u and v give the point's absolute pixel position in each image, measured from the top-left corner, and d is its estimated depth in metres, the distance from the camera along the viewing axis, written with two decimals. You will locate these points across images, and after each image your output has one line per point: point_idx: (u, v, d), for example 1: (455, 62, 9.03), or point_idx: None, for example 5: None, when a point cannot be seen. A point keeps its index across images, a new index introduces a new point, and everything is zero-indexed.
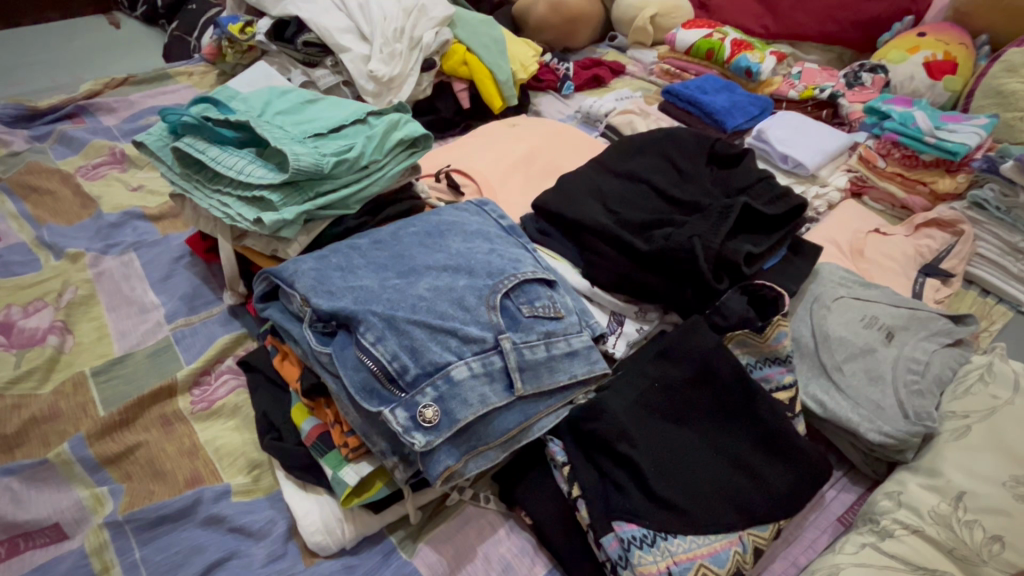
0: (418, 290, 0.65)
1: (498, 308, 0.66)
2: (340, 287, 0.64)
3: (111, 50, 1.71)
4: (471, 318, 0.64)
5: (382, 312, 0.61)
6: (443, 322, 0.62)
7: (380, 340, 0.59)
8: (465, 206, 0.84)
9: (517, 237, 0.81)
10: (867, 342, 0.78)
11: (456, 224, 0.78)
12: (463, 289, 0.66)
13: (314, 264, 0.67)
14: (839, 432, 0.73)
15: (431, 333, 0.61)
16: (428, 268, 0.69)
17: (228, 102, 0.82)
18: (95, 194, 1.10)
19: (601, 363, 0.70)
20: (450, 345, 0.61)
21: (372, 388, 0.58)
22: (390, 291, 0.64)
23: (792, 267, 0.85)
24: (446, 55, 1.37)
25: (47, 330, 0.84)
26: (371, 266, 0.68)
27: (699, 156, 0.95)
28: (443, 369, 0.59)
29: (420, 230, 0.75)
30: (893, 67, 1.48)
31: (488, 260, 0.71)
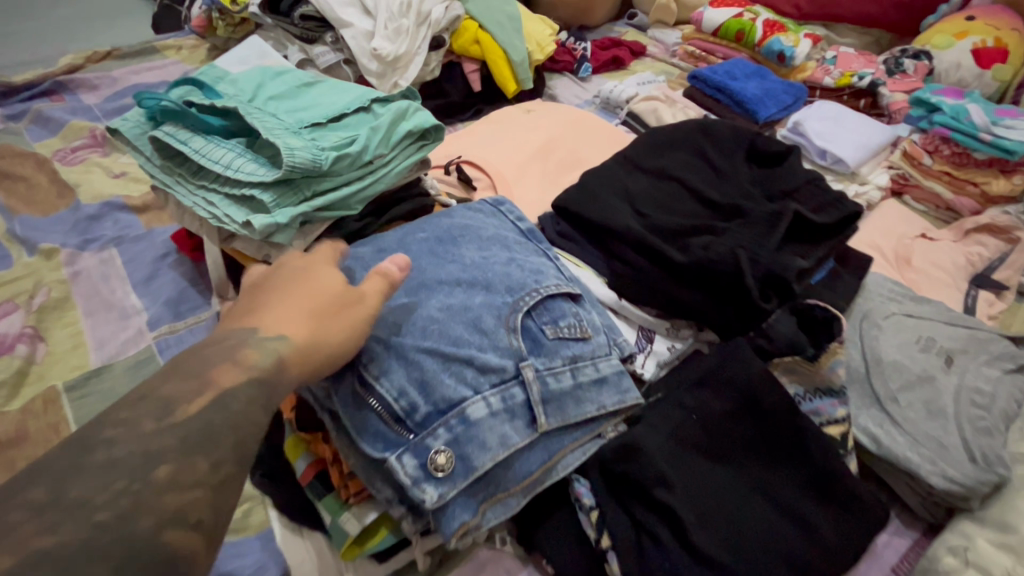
0: (427, 310, 0.57)
1: (519, 329, 0.58)
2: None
3: (95, 20, 1.60)
4: (489, 344, 0.56)
5: (387, 338, 0.54)
6: (456, 348, 0.54)
7: (386, 374, 0.52)
8: (479, 205, 0.75)
9: (537, 242, 0.72)
10: (925, 368, 0.70)
11: (470, 228, 0.69)
12: (478, 307, 0.58)
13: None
14: (893, 471, 0.66)
15: (443, 362, 0.53)
16: (438, 281, 0.60)
17: (215, 86, 0.73)
18: (74, 181, 1.01)
19: (633, 391, 0.62)
20: (465, 377, 0.53)
21: (375, 428, 0.51)
22: (395, 312, 0.56)
23: (841, 280, 0.77)
24: (456, 32, 1.26)
25: (16, 337, 0.76)
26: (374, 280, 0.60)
27: (738, 152, 0.86)
28: (458, 407, 0.52)
29: (429, 235, 0.67)
30: (938, 53, 1.36)
31: (507, 272, 0.63)
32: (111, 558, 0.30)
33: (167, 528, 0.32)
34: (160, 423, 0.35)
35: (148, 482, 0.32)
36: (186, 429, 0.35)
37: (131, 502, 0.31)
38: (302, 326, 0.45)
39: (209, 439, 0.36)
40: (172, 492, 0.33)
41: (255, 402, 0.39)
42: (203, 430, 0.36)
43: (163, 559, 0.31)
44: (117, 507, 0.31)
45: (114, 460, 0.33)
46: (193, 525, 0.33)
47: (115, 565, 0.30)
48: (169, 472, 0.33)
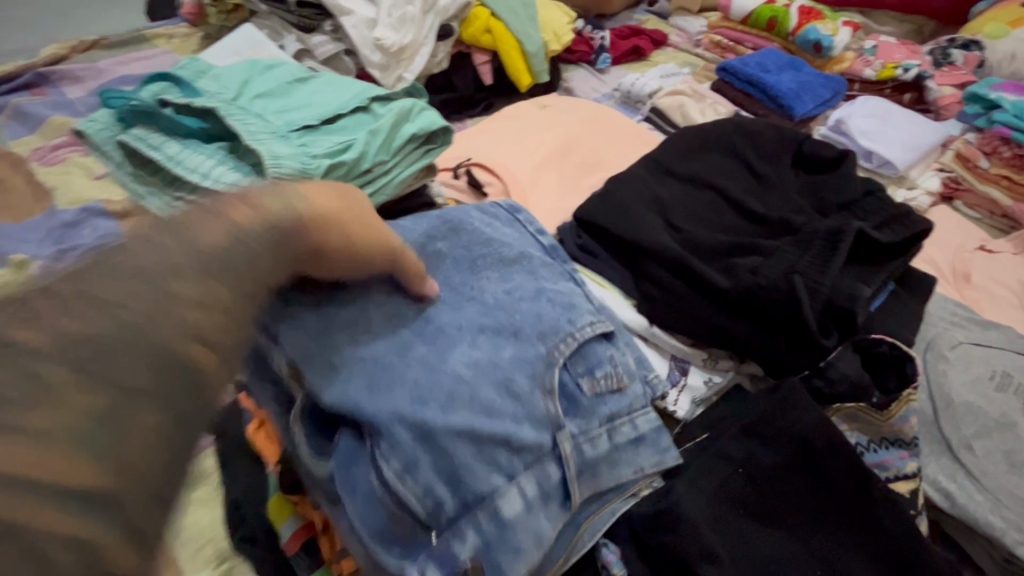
0: (453, 370, 0.47)
1: (556, 392, 0.49)
2: (345, 363, 0.47)
3: (86, 8, 1.52)
4: (523, 414, 0.47)
5: (412, 420, 0.44)
6: (490, 425, 0.45)
7: (409, 470, 0.43)
8: (495, 210, 0.65)
9: (560, 261, 0.63)
10: (1004, 412, 0.61)
11: (491, 242, 0.58)
12: (511, 366, 0.48)
13: (299, 311, 0.49)
14: (969, 533, 0.57)
15: (475, 448, 0.45)
16: (463, 326, 0.50)
17: (194, 82, 0.65)
18: (50, 183, 0.93)
19: (671, 452, 0.54)
20: (497, 461, 0.45)
21: (394, 526, 0.44)
22: (416, 369, 0.47)
23: (903, 306, 0.67)
24: (466, 21, 1.17)
25: None
26: (385, 322, 0.49)
27: (783, 157, 0.76)
28: (488, 502, 0.44)
29: (444, 253, 0.56)
30: (990, 44, 1.26)
31: (537, 311, 0.52)
32: (135, 357, 0.27)
33: (187, 341, 0.29)
34: (174, 236, 0.33)
35: (167, 291, 0.30)
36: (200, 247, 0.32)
37: (148, 307, 0.29)
38: (335, 202, 0.44)
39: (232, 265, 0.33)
40: (192, 303, 0.30)
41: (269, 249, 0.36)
42: (219, 254, 0.32)
43: (187, 367, 0.28)
44: (140, 307, 0.29)
45: (133, 267, 0.30)
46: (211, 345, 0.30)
47: (147, 359, 0.28)
48: (187, 284, 0.30)
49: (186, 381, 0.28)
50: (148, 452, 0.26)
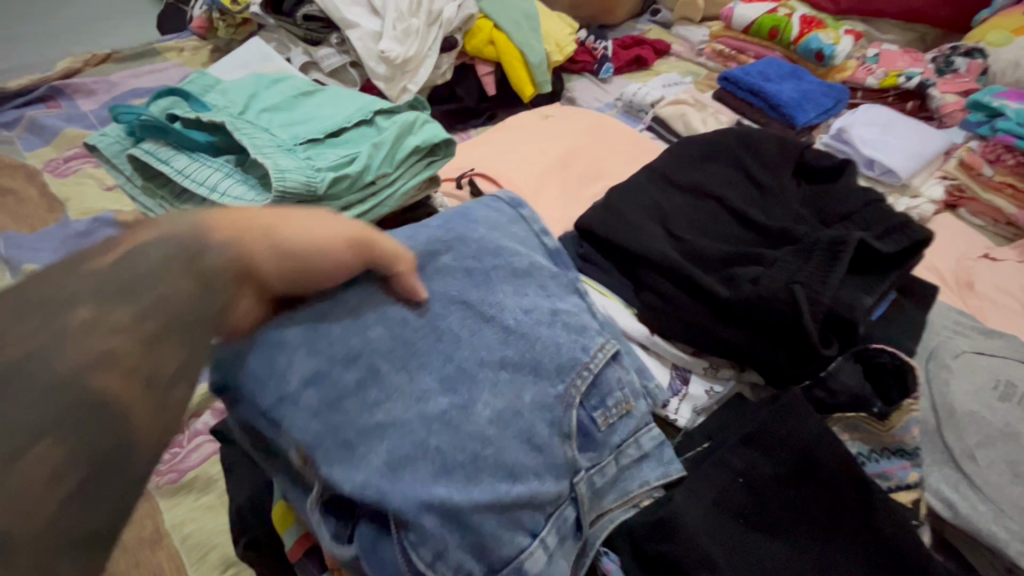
0: (474, 429, 0.45)
1: (574, 433, 0.49)
2: (358, 444, 0.43)
3: (102, 22, 1.56)
4: (544, 464, 0.47)
5: (439, 503, 0.42)
6: (510, 488, 0.45)
7: (440, 557, 0.42)
8: (495, 203, 0.61)
9: (563, 265, 0.60)
10: (1007, 422, 0.61)
11: (502, 251, 0.54)
12: (531, 412, 0.47)
13: (298, 387, 0.44)
14: (972, 543, 0.57)
15: (501, 516, 0.44)
16: (479, 374, 0.47)
17: (202, 96, 0.67)
18: (63, 195, 0.95)
19: (674, 471, 0.55)
20: (521, 520, 0.45)
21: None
22: (436, 432, 0.44)
23: (904, 314, 0.68)
24: (469, 33, 1.18)
25: None
26: (393, 381, 0.45)
27: (784, 167, 0.77)
28: (514, 562, 0.45)
29: (452, 266, 0.51)
30: (994, 51, 1.26)
31: (553, 341, 0.50)
32: (32, 391, 0.30)
33: (90, 368, 0.32)
34: (74, 272, 0.35)
35: (64, 323, 0.32)
36: (100, 277, 0.35)
37: (51, 339, 0.32)
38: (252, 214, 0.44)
39: (139, 296, 0.35)
40: (92, 334, 0.33)
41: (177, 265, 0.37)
42: (113, 281, 0.35)
43: (90, 395, 0.31)
44: (38, 344, 0.31)
45: (34, 301, 0.33)
46: (119, 372, 0.33)
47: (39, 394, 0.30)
48: (86, 314, 0.33)
49: (94, 411, 0.32)
50: (56, 477, 0.30)
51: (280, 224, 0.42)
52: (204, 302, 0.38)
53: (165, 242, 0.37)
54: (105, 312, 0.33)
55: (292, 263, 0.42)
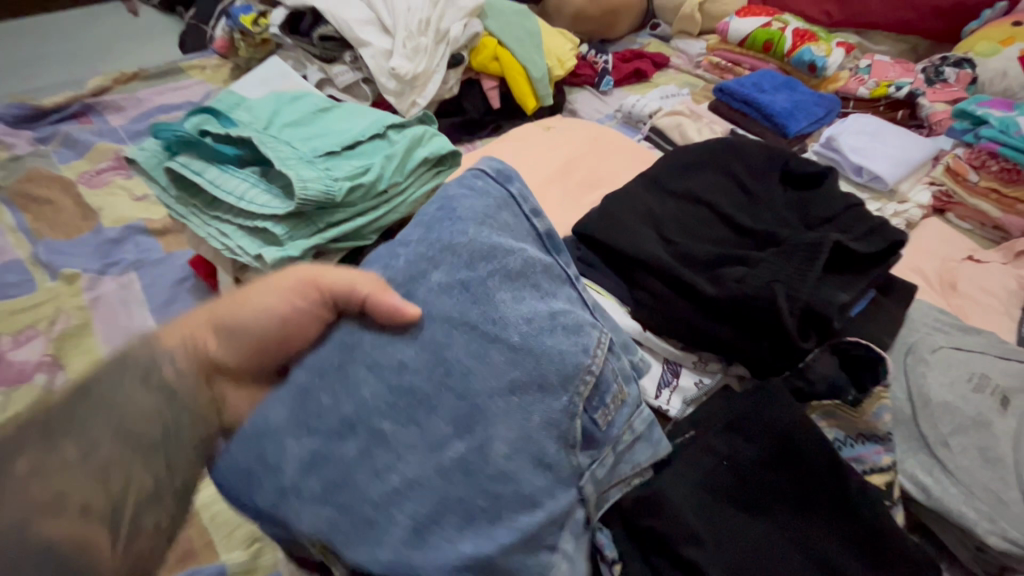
0: (491, 472, 0.46)
1: (578, 442, 0.50)
2: (374, 519, 0.44)
3: (128, 42, 1.66)
4: (554, 481, 0.49)
5: (468, 561, 0.44)
6: (532, 523, 0.47)
7: None
8: (483, 184, 0.58)
9: (556, 254, 0.59)
10: (979, 411, 0.65)
11: (494, 253, 0.52)
12: (543, 432, 0.48)
13: (295, 482, 0.45)
14: (945, 525, 0.61)
15: (529, 552, 0.47)
16: (487, 413, 0.47)
17: (230, 113, 0.73)
18: (97, 204, 1.02)
19: (662, 447, 0.58)
20: (543, 544, 0.48)
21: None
22: (456, 483, 0.45)
23: (883, 311, 0.72)
24: (475, 50, 1.25)
25: (36, 366, 0.77)
26: (395, 441, 0.46)
27: (771, 174, 0.81)
28: None
29: (446, 283, 0.50)
30: (982, 61, 1.30)
31: (558, 352, 0.50)
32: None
33: (40, 513, 0.35)
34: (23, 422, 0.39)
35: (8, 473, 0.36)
36: (52, 419, 0.39)
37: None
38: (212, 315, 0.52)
39: (93, 434, 0.40)
40: (38, 479, 0.36)
41: (132, 392, 0.43)
42: (63, 426, 0.39)
43: (37, 539, 0.34)
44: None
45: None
46: (71, 509, 0.36)
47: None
48: (27, 462, 0.37)
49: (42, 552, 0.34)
50: None
51: (234, 300, 0.51)
52: (161, 426, 0.43)
53: (117, 370, 0.44)
54: (53, 454, 0.38)
55: (247, 326, 0.50)
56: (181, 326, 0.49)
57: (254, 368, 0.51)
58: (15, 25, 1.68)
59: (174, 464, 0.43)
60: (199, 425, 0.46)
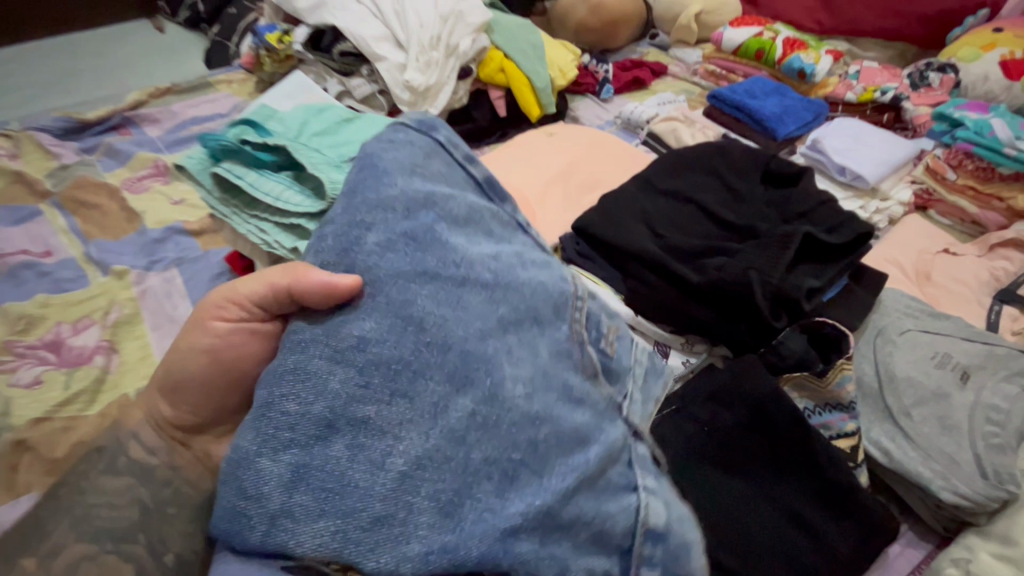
0: (518, 415, 0.45)
1: (594, 370, 0.53)
2: (395, 516, 0.40)
3: (157, 58, 1.78)
4: (586, 409, 0.49)
5: (524, 518, 0.40)
6: (587, 458, 0.45)
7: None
8: (407, 135, 0.61)
9: (495, 194, 0.62)
10: (940, 385, 0.72)
11: (434, 200, 0.54)
12: (554, 364, 0.50)
13: (283, 505, 0.41)
14: (906, 484, 0.68)
15: (595, 495, 0.45)
16: (486, 360, 0.46)
17: (265, 124, 0.83)
18: (140, 208, 1.12)
19: (664, 372, 0.63)
20: (614, 483, 0.47)
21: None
22: (475, 440, 0.43)
23: (853, 297, 0.79)
24: (483, 62, 1.34)
25: (94, 349, 0.86)
26: (384, 423, 0.43)
27: (753, 173, 0.89)
28: (639, 523, 0.46)
29: (388, 239, 0.50)
30: (965, 66, 1.36)
31: (535, 286, 0.53)
32: None
33: None
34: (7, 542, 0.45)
35: None
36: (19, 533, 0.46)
37: None
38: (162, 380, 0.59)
39: (59, 537, 0.45)
40: None
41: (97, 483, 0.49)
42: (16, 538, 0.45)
43: None
44: None
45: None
46: None
47: None
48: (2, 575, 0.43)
49: None
50: None
51: (169, 363, 0.58)
52: (135, 509, 0.48)
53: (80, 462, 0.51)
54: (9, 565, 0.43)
55: (187, 378, 0.57)
56: (137, 410, 0.57)
57: (218, 405, 0.58)
58: (53, 43, 1.81)
59: (158, 541, 0.47)
60: (182, 490, 0.51)
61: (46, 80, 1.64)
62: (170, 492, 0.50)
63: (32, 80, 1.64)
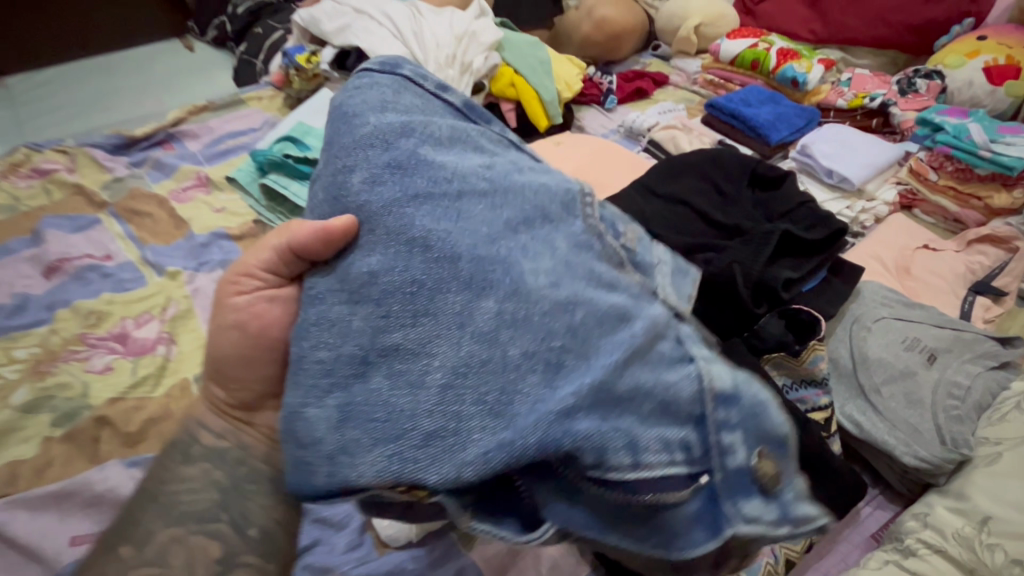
0: (549, 304, 0.43)
1: (621, 260, 0.50)
2: (446, 429, 0.41)
3: (189, 75, 1.91)
4: (619, 293, 0.46)
5: (580, 396, 0.39)
6: (633, 332, 0.43)
7: (633, 449, 0.41)
8: (372, 77, 0.60)
9: (471, 111, 0.60)
10: (907, 365, 0.80)
11: (410, 127, 0.53)
12: (577, 254, 0.47)
13: (338, 444, 0.42)
14: (875, 452, 0.77)
15: (651, 368, 0.42)
16: (501, 261, 0.45)
17: (303, 139, 1.01)
18: (186, 216, 1.24)
19: (692, 270, 0.56)
20: (667, 357, 0.43)
21: (651, 509, 0.43)
22: (505, 340, 0.42)
23: (831, 288, 0.88)
24: (494, 78, 1.45)
25: (156, 340, 0.98)
26: (414, 344, 0.43)
27: (742, 178, 0.97)
28: (708, 386, 0.43)
29: (371, 174, 0.51)
30: (951, 72, 1.43)
31: (536, 188, 0.51)
32: None
33: None
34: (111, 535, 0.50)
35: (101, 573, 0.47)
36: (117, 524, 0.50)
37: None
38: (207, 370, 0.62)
39: (149, 526, 0.49)
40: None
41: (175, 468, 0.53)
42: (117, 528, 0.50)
43: None
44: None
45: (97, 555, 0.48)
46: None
47: None
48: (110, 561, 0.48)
49: None
50: None
51: (210, 351, 0.61)
52: (215, 491, 0.52)
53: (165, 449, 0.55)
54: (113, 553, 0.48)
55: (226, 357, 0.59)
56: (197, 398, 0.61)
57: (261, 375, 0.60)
58: (93, 64, 1.95)
59: (242, 518, 0.51)
60: (256, 468, 0.55)
61: (92, 98, 1.79)
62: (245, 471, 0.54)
63: (78, 98, 1.78)
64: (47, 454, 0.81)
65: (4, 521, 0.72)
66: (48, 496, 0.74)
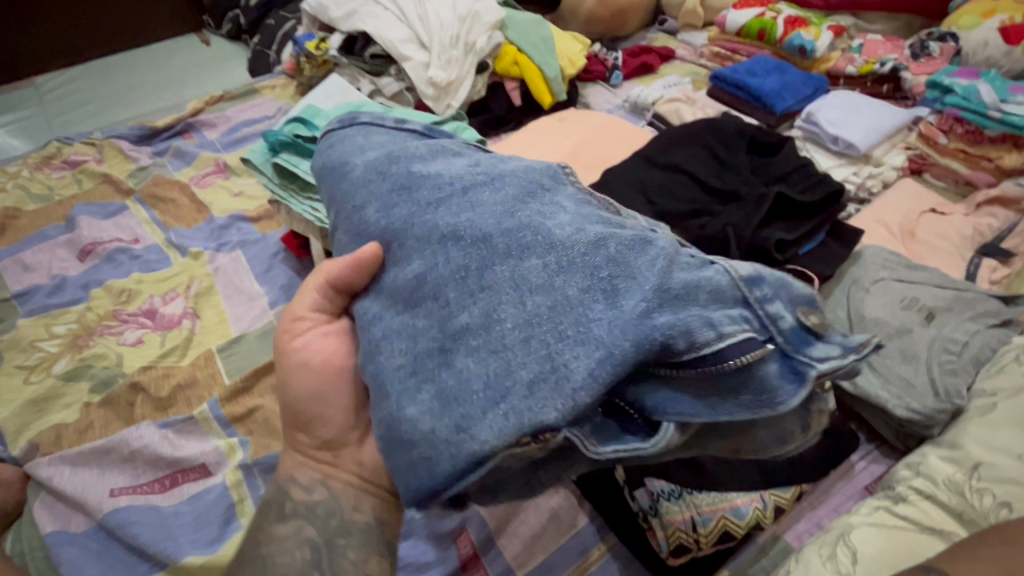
0: (582, 246, 0.45)
1: (610, 209, 0.54)
2: (545, 371, 0.42)
3: (206, 68, 1.97)
4: (629, 228, 0.49)
5: (647, 300, 0.41)
6: (659, 246, 0.45)
7: (712, 328, 0.40)
8: (344, 134, 0.67)
9: (430, 131, 0.67)
10: (903, 323, 0.81)
11: (394, 155, 0.59)
12: (584, 208, 0.51)
13: (450, 424, 0.43)
14: (872, 409, 0.78)
15: (684, 271, 0.43)
16: (528, 226, 0.48)
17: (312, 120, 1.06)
18: (206, 200, 1.30)
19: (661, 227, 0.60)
20: (688, 264, 0.44)
21: (749, 378, 0.41)
22: (556, 283, 0.45)
23: (828, 250, 0.88)
24: (498, 57, 1.47)
25: (182, 315, 1.04)
26: (476, 321, 0.46)
27: (740, 144, 0.97)
28: (737, 270, 0.44)
29: (383, 204, 0.55)
30: (966, 34, 1.39)
31: (523, 164, 0.55)
32: None
33: None
34: None
35: None
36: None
37: None
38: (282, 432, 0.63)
39: None
40: None
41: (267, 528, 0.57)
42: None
43: None
44: None
45: None
46: None
47: None
48: None
49: None
50: None
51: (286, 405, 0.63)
52: (307, 549, 0.56)
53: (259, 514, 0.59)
54: None
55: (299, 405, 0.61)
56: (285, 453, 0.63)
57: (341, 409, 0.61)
58: (115, 61, 2.03)
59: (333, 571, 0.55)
60: (346, 521, 0.58)
61: (115, 93, 1.86)
62: (337, 524, 0.57)
63: (102, 94, 1.86)
64: (87, 418, 0.88)
65: (50, 475, 0.79)
66: (89, 453, 0.81)
